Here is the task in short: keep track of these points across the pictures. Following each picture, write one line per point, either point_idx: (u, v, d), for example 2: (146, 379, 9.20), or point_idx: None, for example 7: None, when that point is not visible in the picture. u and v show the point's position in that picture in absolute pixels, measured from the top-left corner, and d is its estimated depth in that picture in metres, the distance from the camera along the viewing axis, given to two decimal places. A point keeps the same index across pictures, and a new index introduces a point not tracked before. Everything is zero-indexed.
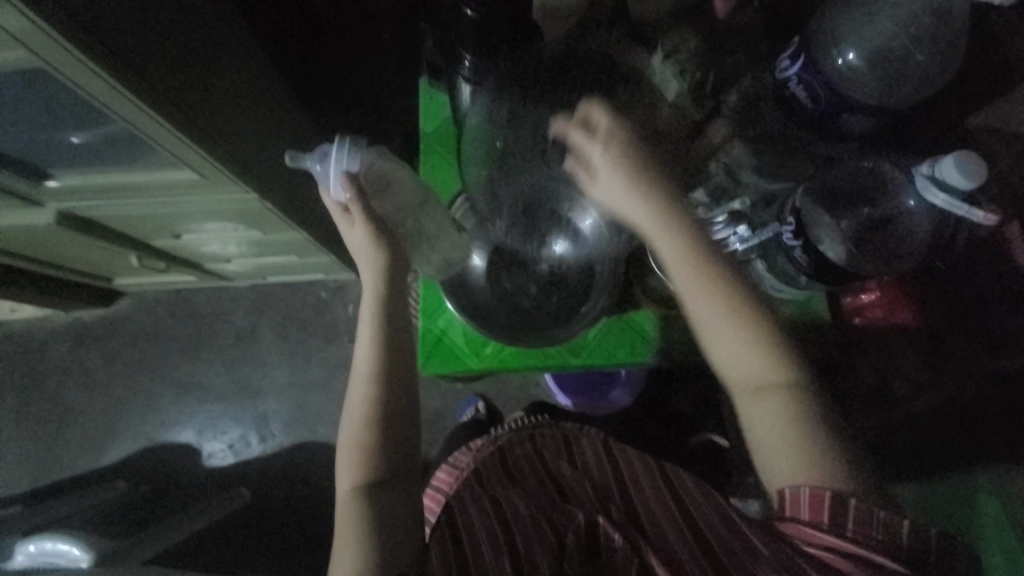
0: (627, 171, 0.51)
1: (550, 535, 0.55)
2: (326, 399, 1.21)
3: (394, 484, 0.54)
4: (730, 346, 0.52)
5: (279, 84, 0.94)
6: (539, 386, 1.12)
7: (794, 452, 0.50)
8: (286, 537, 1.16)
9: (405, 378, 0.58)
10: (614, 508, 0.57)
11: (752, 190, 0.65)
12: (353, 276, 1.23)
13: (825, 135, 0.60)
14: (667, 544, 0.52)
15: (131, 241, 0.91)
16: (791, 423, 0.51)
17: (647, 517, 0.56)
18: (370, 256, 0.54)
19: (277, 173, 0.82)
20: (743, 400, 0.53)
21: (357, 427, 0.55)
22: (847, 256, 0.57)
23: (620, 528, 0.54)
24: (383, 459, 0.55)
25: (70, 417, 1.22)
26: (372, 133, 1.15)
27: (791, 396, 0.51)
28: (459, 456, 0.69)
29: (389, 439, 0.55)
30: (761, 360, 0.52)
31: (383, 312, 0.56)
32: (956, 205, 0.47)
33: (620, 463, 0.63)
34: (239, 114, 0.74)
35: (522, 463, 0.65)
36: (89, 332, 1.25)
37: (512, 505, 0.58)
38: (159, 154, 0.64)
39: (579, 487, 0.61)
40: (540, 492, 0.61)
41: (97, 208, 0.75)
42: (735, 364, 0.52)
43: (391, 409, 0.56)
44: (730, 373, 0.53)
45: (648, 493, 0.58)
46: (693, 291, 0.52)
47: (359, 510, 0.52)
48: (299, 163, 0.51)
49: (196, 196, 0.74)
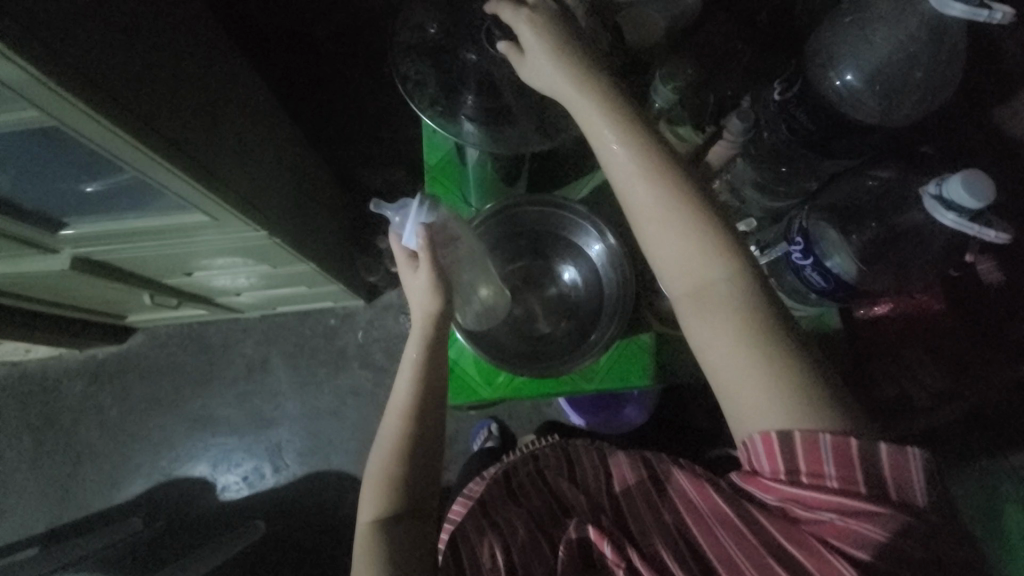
0: (553, 50, 0.49)
1: (550, 557, 0.54)
2: (338, 427, 1.21)
3: (412, 520, 0.54)
4: (676, 249, 0.47)
5: (283, 121, 0.96)
6: (551, 406, 1.11)
7: (735, 347, 0.44)
8: (303, 569, 1.15)
9: (433, 416, 0.58)
10: (607, 518, 0.55)
11: (757, 206, 0.70)
12: (361, 302, 1.24)
13: (828, 152, 0.60)
14: (656, 553, 0.50)
15: (143, 281, 0.93)
16: (732, 324, 0.45)
17: (640, 527, 0.53)
18: (427, 303, 0.56)
19: (284, 208, 0.83)
20: (681, 295, 0.48)
21: (387, 460, 0.56)
22: (859, 273, 0.58)
23: (611, 540, 0.52)
24: (404, 494, 0.55)
25: (86, 455, 1.23)
26: (378, 161, 1.20)
27: (732, 293, 0.46)
28: (473, 486, 0.66)
29: (415, 475, 0.56)
30: (696, 251, 0.46)
31: (427, 354, 0.58)
32: (966, 225, 0.45)
33: (615, 471, 0.60)
34: (245, 154, 0.75)
35: (525, 483, 0.64)
36: (104, 369, 1.26)
37: (511, 526, 0.57)
38: (170, 199, 0.66)
39: (575, 500, 0.59)
40: (542, 511, 0.59)
41: (111, 252, 0.76)
42: (670, 256, 0.47)
43: (421, 446, 0.57)
44: (664, 265, 0.48)
45: (638, 497, 0.56)
46: (623, 171, 0.48)
47: (375, 546, 0.52)
48: (381, 211, 0.55)
49: (207, 236, 0.75)
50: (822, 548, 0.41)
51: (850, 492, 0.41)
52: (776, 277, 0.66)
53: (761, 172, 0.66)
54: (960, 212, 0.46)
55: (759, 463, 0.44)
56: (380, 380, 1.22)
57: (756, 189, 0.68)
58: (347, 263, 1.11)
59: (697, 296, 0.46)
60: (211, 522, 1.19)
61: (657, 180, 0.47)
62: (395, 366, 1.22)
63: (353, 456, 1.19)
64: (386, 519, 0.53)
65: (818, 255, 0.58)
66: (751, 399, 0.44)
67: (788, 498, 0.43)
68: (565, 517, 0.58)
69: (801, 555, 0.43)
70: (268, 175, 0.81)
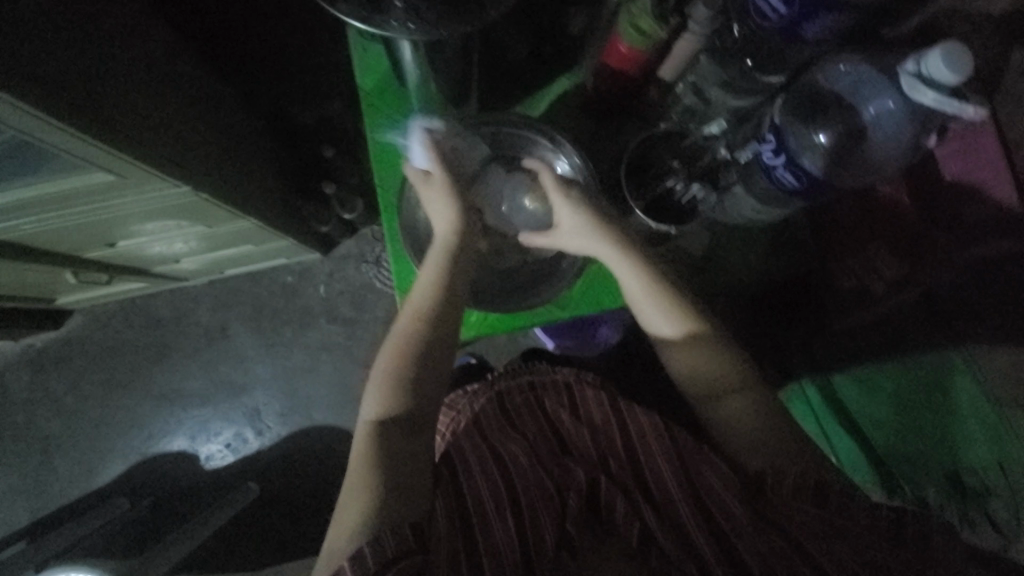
0: (590, 229, 0.60)
1: (556, 499, 0.57)
2: (316, 383, 1.18)
3: (413, 428, 0.54)
4: (648, 310, 0.60)
5: (186, 54, 0.82)
6: (527, 337, 1.11)
7: (753, 434, 0.56)
8: (304, 522, 1.15)
9: (445, 329, 0.57)
10: (613, 464, 0.59)
11: (723, 108, 0.65)
12: (317, 255, 1.17)
13: (798, 42, 0.54)
14: (669, 497, 0.55)
15: (63, 257, 0.82)
16: (753, 420, 0.56)
17: (647, 463, 0.58)
18: (448, 216, 0.59)
19: (206, 158, 0.73)
20: (706, 403, 0.59)
21: (389, 366, 0.56)
22: (825, 169, 0.56)
23: (623, 488, 0.57)
24: (408, 398, 0.55)
25: (51, 446, 1.17)
26: (308, 96, 1.08)
27: (746, 395, 0.57)
28: (455, 396, 0.70)
29: (420, 381, 0.56)
30: (715, 364, 0.58)
31: (442, 267, 0.58)
32: (946, 103, 0.47)
33: (620, 406, 0.64)
34: (145, 98, 0.64)
35: (521, 410, 0.65)
36: (48, 357, 1.17)
37: (516, 461, 0.59)
38: (62, 161, 0.55)
39: (579, 439, 0.62)
40: (542, 444, 0.62)
41: (14, 227, 0.66)
42: (694, 364, 0.59)
43: (433, 351, 0.56)
44: (691, 375, 0.59)
45: (646, 428, 0.61)
46: (658, 323, 0.59)
47: (373, 442, 0.52)
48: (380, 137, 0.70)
49: (125, 198, 0.65)
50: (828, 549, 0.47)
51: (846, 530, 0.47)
52: (743, 185, 0.63)
53: (727, 69, 0.60)
54: (939, 90, 0.47)
55: (773, 488, 0.50)
56: (351, 332, 1.18)
57: (721, 88, 0.63)
58: (293, 214, 1.02)
59: (710, 391, 0.58)
60: (201, 491, 1.16)
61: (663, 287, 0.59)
62: (364, 317, 1.18)
63: (335, 409, 1.17)
64: (385, 422, 0.53)
65: (790, 152, 0.56)
66: (736, 434, 0.57)
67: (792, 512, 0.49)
68: (565, 457, 0.61)
69: (821, 551, 0.47)
70: (178, 123, 0.70)
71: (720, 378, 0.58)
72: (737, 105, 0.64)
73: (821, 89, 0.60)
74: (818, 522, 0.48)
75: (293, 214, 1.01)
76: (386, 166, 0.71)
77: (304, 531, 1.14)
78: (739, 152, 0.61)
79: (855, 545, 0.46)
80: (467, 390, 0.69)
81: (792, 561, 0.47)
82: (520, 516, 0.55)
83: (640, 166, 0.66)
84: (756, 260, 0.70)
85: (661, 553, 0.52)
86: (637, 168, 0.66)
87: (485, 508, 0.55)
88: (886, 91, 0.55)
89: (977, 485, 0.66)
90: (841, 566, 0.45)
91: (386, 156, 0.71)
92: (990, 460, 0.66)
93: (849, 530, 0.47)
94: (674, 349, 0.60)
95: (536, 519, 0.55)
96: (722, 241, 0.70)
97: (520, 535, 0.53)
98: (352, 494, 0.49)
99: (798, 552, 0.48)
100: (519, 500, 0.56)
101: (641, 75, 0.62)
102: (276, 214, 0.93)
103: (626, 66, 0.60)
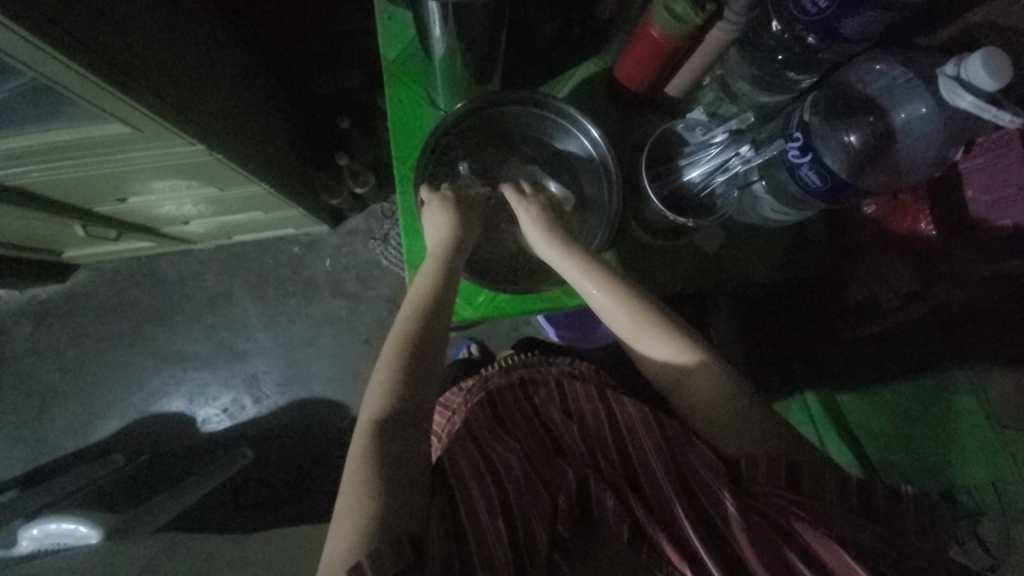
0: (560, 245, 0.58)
1: (547, 501, 0.50)
2: (315, 355, 1.18)
3: (409, 431, 0.49)
4: (642, 339, 0.54)
5: (208, 9, 0.81)
6: (530, 324, 1.11)
7: (716, 421, 0.51)
8: (295, 492, 1.15)
9: (438, 327, 0.55)
10: (605, 464, 0.53)
11: (749, 103, 0.65)
12: (325, 228, 1.16)
13: (831, 42, 0.53)
14: (666, 502, 0.48)
15: (72, 209, 0.82)
16: (721, 404, 0.51)
17: (644, 471, 0.51)
18: (445, 223, 0.60)
19: (221, 119, 0.72)
20: (667, 385, 0.55)
21: (385, 364, 0.52)
22: (849, 171, 0.55)
23: (615, 488, 0.50)
24: (406, 398, 0.50)
25: (50, 398, 1.18)
26: (328, 63, 1.07)
27: (706, 378, 0.52)
28: (450, 395, 0.71)
29: (414, 380, 0.52)
30: (677, 349, 0.53)
31: (436, 268, 0.58)
32: (983, 108, 0.46)
33: (612, 408, 0.59)
34: (166, 55, 0.63)
35: (511, 409, 0.62)
36: (51, 310, 1.18)
37: (508, 466, 0.53)
38: (81, 109, 0.55)
39: (569, 436, 0.57)
40: (533, 447, 0.56)
41: (27, 175, 0.66)
42: (656, 354, 0.54)
43: (427, 352, 0.53)
44: (650, 363, 0.55)
45: (637, 425, 0.56)
46: (635, 329, 0.55)
47: (373, 448, 0.47)
48: (392, 146, 0.71)
49: (137, 152, 0.64)
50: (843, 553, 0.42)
51: (835, 510, 0.44)
52: (766, 182, 0.63)
53: (757, 64, 0.61)
54: (978, 94, 0.46)
55: (748, 474, 0.46)
56: (353, 308, 1.18)
57: (750, 82, 0.63)
58: (303, 183, 1.01)
59: (671, 377, 0.54)
60: (195, 452, 1.17)
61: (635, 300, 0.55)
62: (367, 293, 1.18)
63: (333, 382, 1.18)
64: (383, 427, 0.48)
65: (817, 152, 0.55)
66: (709, 426, 0.51)
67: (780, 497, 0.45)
68: (558, 457, 0.55)
69: (813, 543, 0.43)
70: (195, 78, 0.68)
71: (675, 362, 0.53)
72: (765, 101, 0.64)
73: (855, 92, 0.59)
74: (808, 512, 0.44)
75: (304, 183, 1.01)
76: (405, 140, 0.71)
77: (294, 499, 1.15)
78: (763, 151, 0.59)
79: (839, 532, 0.43)
80: (464, 383, 0.71)
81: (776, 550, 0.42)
82: (512, 518, 0.48)
83: (658, 156, 0.66)
84: (769, 262, 0.70)
85: (656, 554, 0.46)
86: (656, 158, 0.66)
87: (475, 511, 0.48)
88: (918, 96, 0.56)
89: (970, 503, 0.70)
90: (837, 559, 0.42)
91: (405, 129, 0.71)
92: (984, 480, 0.70)
93: (824, 512, 0.44)
94: (669, 380, 0.54)
95: (525, 517, 0.49)
96: (740, 242, 0.70)
97: (513, 541, 0.47)
98: (345, 510, 0.44)
99: (781, 535, 0.44)
100: (513, 507, 0.49)
101: (670, 65, 0.61)
102: (287, 181, 0.92)
103: (656, 52, 0.58)
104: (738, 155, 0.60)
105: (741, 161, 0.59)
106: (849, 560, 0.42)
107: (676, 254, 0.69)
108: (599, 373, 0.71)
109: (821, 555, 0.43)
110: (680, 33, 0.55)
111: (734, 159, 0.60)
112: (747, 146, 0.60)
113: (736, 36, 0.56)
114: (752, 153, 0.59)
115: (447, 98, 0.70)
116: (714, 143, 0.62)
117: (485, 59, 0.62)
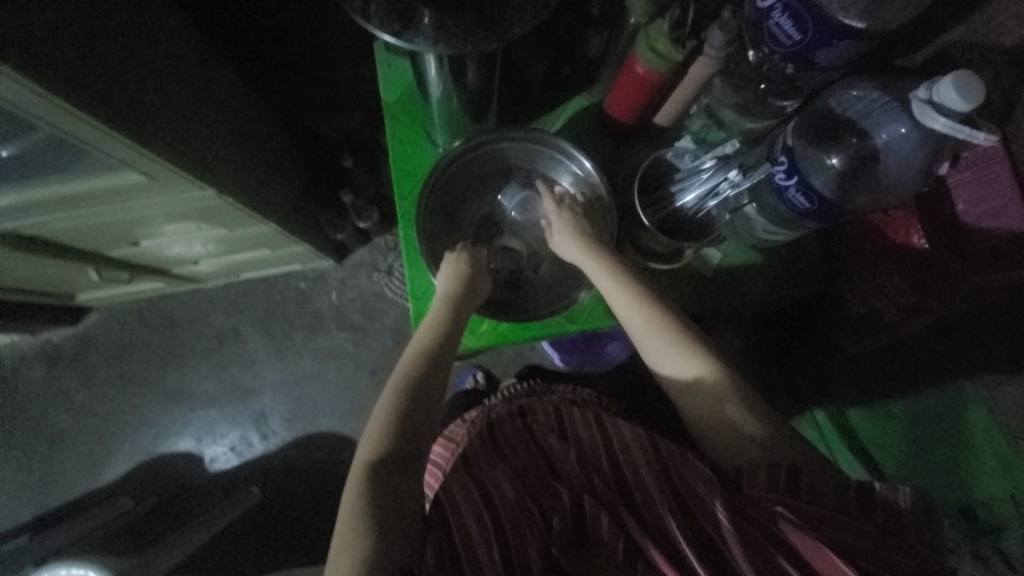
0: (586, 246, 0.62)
1: (540, 521, 0.49)
2: (321, 388, 1.18)
3: (399, 467, 0.50)
4: (657, 353, 0.55)
5: (217, 61, 0.86)
6: (535, 350, 1.12)
7: (718, 434, 0.51)
8: (303, 529, 1.14)
9: (443, 363, 0.57)
10: (600, 483, 0.51)
11: (737, 130, 0.69)
12: (331, 263, 1.19)
13: (806, 70, 0.55)
14: (660, 518, 0.46)
15: (86, 255, 0.85)
16: (737, 418, 0.51)
17: (641, 491, 0.49)
18: (449, 278, 0.62)
19: (228, 161, 0.75)
20: (680, 398, 0.55)
21: (388, 402, 0.54)
22: (835, 191, 0.57)
23: (607, 507, 0.49)
24: (400, 435, 0.52)
25: (59, 442, 1.18)
26: (333, 107, 1.12)
27: (719, 390, 0.52)
28: (452, 428, 0.71)
29: (412, 413, 0.53)
30: (691, 362, 0.54)
31: (444, 315, 0.60)
32: (957, 129, 0.48)
33: (608, 428, 0.58)
34: (177, 106, 0.66)
35: (510, 436, 0.61)
36: (63, 353, 1.20)
37: (500, 491, 0.52)
38: (96, 160, 0.58)
39: (565, 458, 0.56)
40: (529, 471, 0.55)
41: (43, 225, 0.69)
42: (669, 366, 0.55)
43: (426, 388, 0.55)
44: (665, 376, 0.55)
45: (631, 448, 0.55)
46: (651, 341, 0.56)
47: (365, 485, 0.48)
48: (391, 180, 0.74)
49: (149, 199, 0.67)
50: (829, 553, 0.40)
51: (841, 517, 0.42)
52: (756, 204, 0.64)
53: (740, 93, 0.64)
54: (950, 116, 0.48)
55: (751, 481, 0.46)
56: (359, 340, 1.19)
57: (735, 110, 0.66)
58: (308, 221, 1.04)
59: (685, 390, 0.54)
60: (203, 492, 1.16)
61: (652, 315, 0.57)
62: (373, 326, 1.19)
63: (340, 416, 1.17)
64: (377, 463, 0.50)
65: (801, 174, 0.57)
66: (709, 437, 0.52)
67: (772, 497, 0.44)
68: (553, 480, 0.54)
69: (809, 555, 0.41)
70: (205, 127, 0.72)
71: (690, 374, 0.54)
72: (751, 127, 0.67)
73: (834, 115, 0.61)
74: (805, 520, 0.42)
75: (309, 220, 1.04)
76: (405, 177, 0.74)
77: (304, 537, 1.14)
78: (750, 175, 0.61)
79: (831, 533, 0.41)
80: (466, 416, 0.71)
81: (782, 565, 0.41)
82: (505, 543, 0.48)
83: (650, 183, 0.68)
84: (768, 279, 0.71)
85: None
86: (647, 185, 0.68)
87: (471, 539, 0.48)
88: (895, 116, 0.57)
89: (989, 518, 0.67)
90: (827, 563, 0.40)
91: (407, 167, 0.75)
92: (1002, 493, 0.68)
93: (818, 514, 0.42)
94: (684, 395, 0.54)
95: (518, 542, 0.48)
96: (735, 261, 0.71)
97: (504, 558, 0.47)
98: (342, 542, 0.45)
99: (784, 551, 0.42)
100: (507, 535, 0.48)
101: (656, 98, 0.64)
102: (293, 219, 0.95)
103: (642, 87, 0.61)
104: (727, 180, 0.62)
105: (730, 185, 0.61)
106: (837, 563, 0.40)
107: (674, 278, 0.70)
108: (600, 399, 0.71)
109: (809, 558, 0.41)
110: (662, 68, 0.58)
111: (725, 184, 0.62)
112: (734, 170, 0.62)
113: (717, 69, 0.59)
114: (740, 176, 0.61)
115: (445, 135, 0.73)
116: (704, 169, 0.65)
117: (480, 98, 0.64)
